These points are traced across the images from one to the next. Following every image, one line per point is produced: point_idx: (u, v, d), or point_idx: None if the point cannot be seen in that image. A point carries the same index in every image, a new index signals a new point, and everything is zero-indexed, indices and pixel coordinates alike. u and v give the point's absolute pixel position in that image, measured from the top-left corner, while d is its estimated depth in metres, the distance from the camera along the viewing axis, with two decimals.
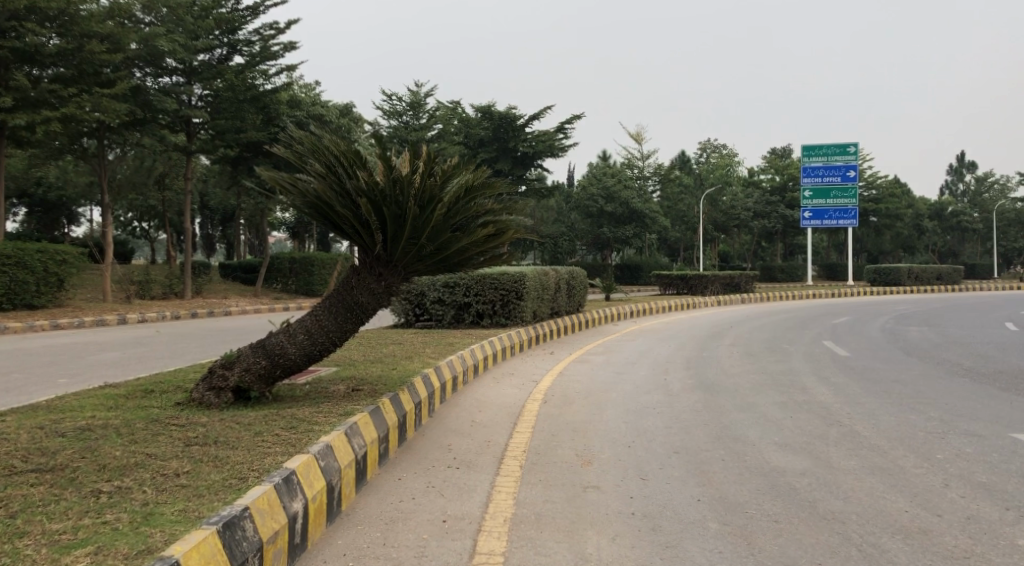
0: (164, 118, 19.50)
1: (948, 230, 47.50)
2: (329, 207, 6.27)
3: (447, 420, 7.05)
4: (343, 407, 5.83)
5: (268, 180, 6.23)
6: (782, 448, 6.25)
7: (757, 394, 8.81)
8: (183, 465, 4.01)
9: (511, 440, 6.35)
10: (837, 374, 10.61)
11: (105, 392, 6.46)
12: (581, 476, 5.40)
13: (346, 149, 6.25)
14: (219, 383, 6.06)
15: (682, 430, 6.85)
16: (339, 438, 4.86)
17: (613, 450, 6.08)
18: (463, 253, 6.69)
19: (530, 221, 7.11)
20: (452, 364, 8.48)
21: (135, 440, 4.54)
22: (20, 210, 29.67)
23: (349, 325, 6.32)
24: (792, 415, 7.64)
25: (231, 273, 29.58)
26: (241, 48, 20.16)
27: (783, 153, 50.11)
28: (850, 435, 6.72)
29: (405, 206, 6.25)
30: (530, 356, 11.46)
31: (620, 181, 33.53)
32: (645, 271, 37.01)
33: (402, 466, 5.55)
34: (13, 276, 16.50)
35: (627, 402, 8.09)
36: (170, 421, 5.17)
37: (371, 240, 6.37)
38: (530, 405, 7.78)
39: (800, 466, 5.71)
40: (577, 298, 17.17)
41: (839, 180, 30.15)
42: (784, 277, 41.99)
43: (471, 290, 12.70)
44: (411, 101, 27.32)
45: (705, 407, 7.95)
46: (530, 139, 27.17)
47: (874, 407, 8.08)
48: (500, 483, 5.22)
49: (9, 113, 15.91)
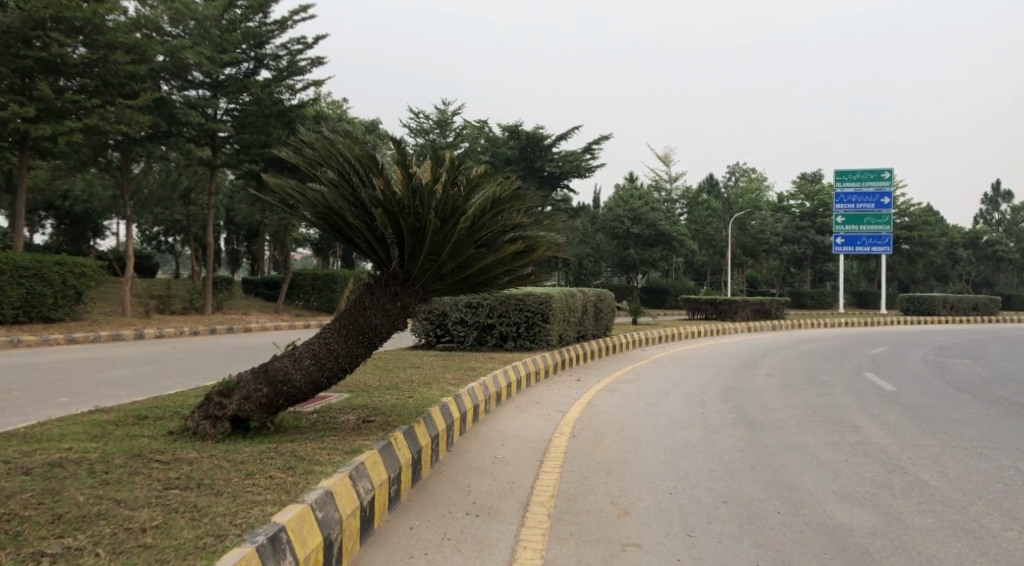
0: (189, 131, 19.21)
1: (983, 260, 46.15)
2: (340, 218, 5.71)
3: (467, 456, 6.41)
4: (350, 441, 5.21)
5: (275, 187, 5.71)
6: (844, 500, 5.53)
7: (804, 432, 8.09)
8: (154, 516, 3.40)
9: (537, 481, 5.70)
10: (888, 411, 9.82)
11: (93, 418, 5.88)
12: (618, 530, 4.78)
13: (361, 154, 5.68)
14: (215, 411, 5.45)
15: (728, 474, 6.14)
16: (344, 482, 4.23)
17: (653, 497, 5.44)
18: (488, 272, 6.07)
19: (564, 237, 6.46)
20: (473, 393, 7.83)
21: (108, 482, 3.92)
22: (47, 224, 29.50)
23: (361, 350, 5.70)
24: (848, 458, 6.92)
25: (253, 288, 29.15)
26: (268, 62, 19.83)
27: (812, 178, 49.13)
28: (919, 485, 5.99)
29: (425, 218, 5.68)
30: (557, 383, 10.82)
31: (648, 203, 32.92)
32: (673, 295, 36.30)
33: (415, 511, 4.92)
34: (30, 289, 16.09)
35: (663, 439, 7.41)
36: (155, 456, 4.56)
37: (386, 256, 5.81)
38: (558, 439, 7.11)
39: (868, 520, 5.07)
40: (604, 321, 16.44)
41: (873, 208, 29.24)
42: (814, 303, 40.96)
43: (495, 311, 12.07)
44: (437, 118, 27.02)
45: (749, 447, 7.23)
46: (557, 159, 26.86)
47: (937, 451, 7.32)
48: (525, 538, 4.61)
49: (32, 124, 15.59)
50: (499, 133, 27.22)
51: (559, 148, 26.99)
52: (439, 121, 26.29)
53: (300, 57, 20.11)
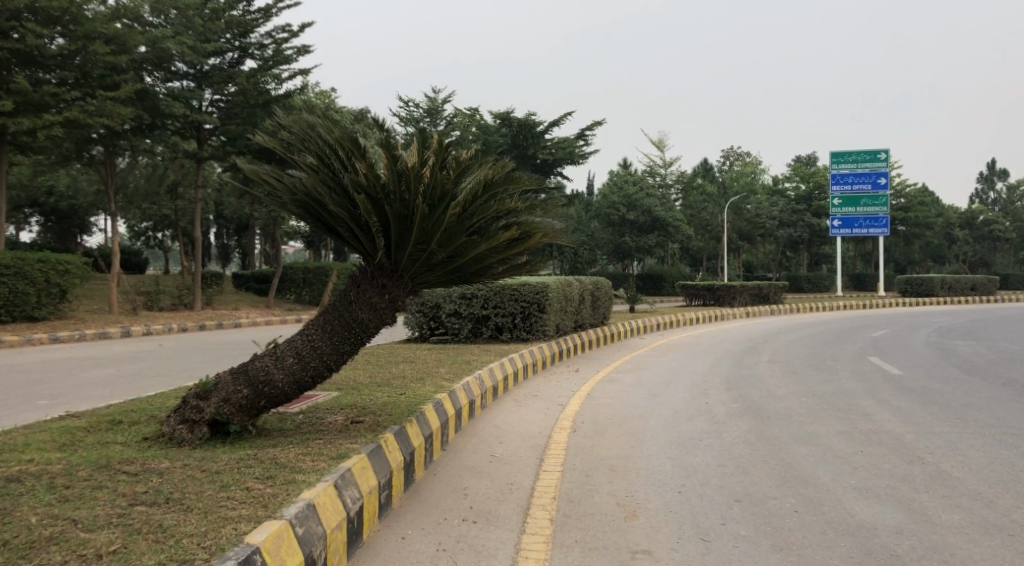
0: (173, 123, 18.75)
1: (980, 239, 45.92)
2: (321, 207, 5.34)
3: (462, 455, 6.07)
4: (336, 445, 4.86)
5: (250, 173, 5.32)
6: (864, 496, 5.20)
7: (814, 421, 7.76)
8: (111, 539, 3.07)
9: (538, 483, 5.36)
10: (898, 396, 9.47)
11: (63, 425, 5.51)
12: (625, 535, 4.46)
13: (341, 136, 5.30)
14: (192, 415, 5.10)
15: (739, 469, 5.82)
16: (328, 493, 3.88)
17: (662, 496, 5.10)
18: (481, 262, 5.73)
19: (561, 223, 6.10)
20: (469, 388, 7.49)
21: (67, 498, 3.56)
22: (34, 222, 29.03)
23: (346, 346, 5.34)
24: (863, 448, 6.59)
25: (245, 283, 28.73)
26: (253, 52, 19.29)
27: (807, 160, 48.71)
28: (941, 477, 5.67)
29: (413, 204, 5.33)
30: (555, 374, 10.49)
31: (642, 189, 32.56)
32: (668, 281, 35.98)
33: (407, 520, 4.57)
34: (12, 287, 15.65)
35: (668, 432, 7.06)
36: (122, 467, 4.20)
37: (372, 246, 5.44)
38: (558, 436, 6.76)
39: (893, 518, 4.75)
40: (601, 310, 16.11)
41: (869, 189, 28.95)
42: (810, 287, 40.73)
43: (490, 302, 11.74)
44: (427, 106, 26.64)
45: (758, 439, 6.90)
46: (550, 147, 26.47)
47: (955, 439, 6.99)
48: (527, 547, 4.27)
49: (10, 118, 15.11)
50: (490, 121, 26.79)
51: (552, 136, 26.60)
52: (429, 109, 25.87)
53: (286, 45, 19.65)
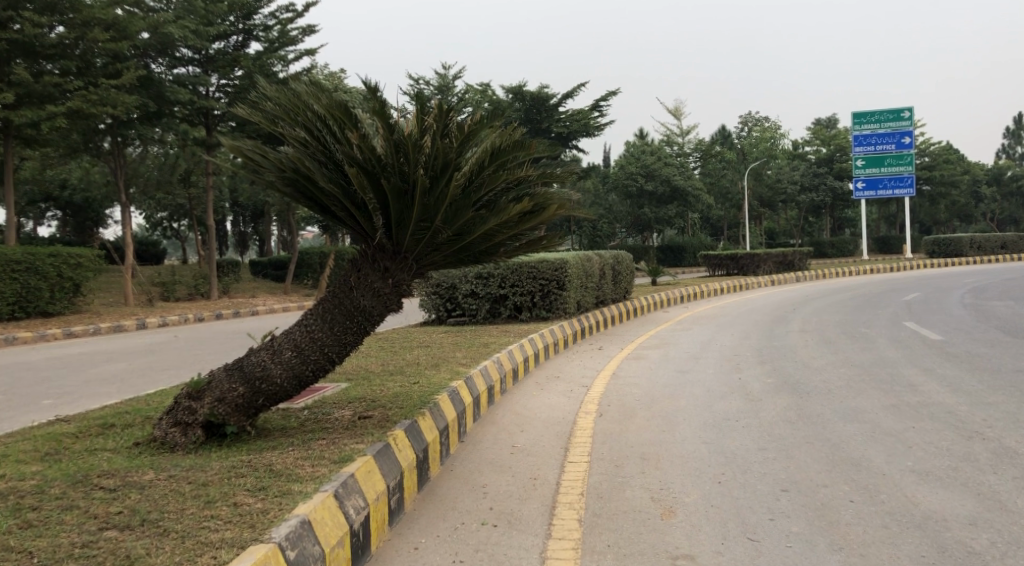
0: (180, 111, 18.22)
1: (1009, 196, 44.66)
2: (312, 184, 4.87)
3: (482, 448, 5.61)
4: (340, 446, 4.41)
5: (234, 152, 4.86)
6: (925, 480, 4.69)
7: (857, 395, 7.24)
8: None
9: (563, 476, 4.91)
10: (943, 364, 8.90)
11: (50, 432, 5.11)
12: (664, 536, 4.00)
13: (330, 104, 4.82)
14: (185, 418, 4.66)
15: (782, 453, 5.34)
16: (327, 506, 3.42)
17: (700, 489, 4.63)
18: (491, 239, 5.27)
19: (577, 192, 5.61)
20: (487, 372, 7.05)
21: (30, 525, 3.15)
22: (50, 216, 28.94)
23: (349, 337, 4.89)
24: (915, 424, 6.07)
25: (261, 270, 28.42)
26: (258, 33, 18.73)
27: (828, 123, 47.55)
28: (1008, 455, 5.14)
29: (412, 176, 4.88)
30: (579, 353, 10.02)
31: (660, 158, 31.86)
32: (689, 252, 35.30)
33: (420, 526, 4.14)
34: (25, 284, 15.37)
35: (701, 413, 6.58)
36: (100, 481, 3.78)
37: (370, 226, 4.98)
38: (583, 422, 6.29)
39: (964, 507, 4.24)
40: (622, 284, 15.58)
41: (894, 148, 28.02)
42: (835, 252, 39.90)
43: (507, 280, 11.23)
44: (438, 84, 26.07)
45: (799, 417, 6.40)
46: (564, 119, 25.83)
47: (1011, 410, 6.45)
48: (554, 555, 3.81)
49: (13, 110, 14.65)
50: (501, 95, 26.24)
51: (566, 108, 25.97)
52: (439, 86, 25.36)
53: (291, 25, 19.12)
